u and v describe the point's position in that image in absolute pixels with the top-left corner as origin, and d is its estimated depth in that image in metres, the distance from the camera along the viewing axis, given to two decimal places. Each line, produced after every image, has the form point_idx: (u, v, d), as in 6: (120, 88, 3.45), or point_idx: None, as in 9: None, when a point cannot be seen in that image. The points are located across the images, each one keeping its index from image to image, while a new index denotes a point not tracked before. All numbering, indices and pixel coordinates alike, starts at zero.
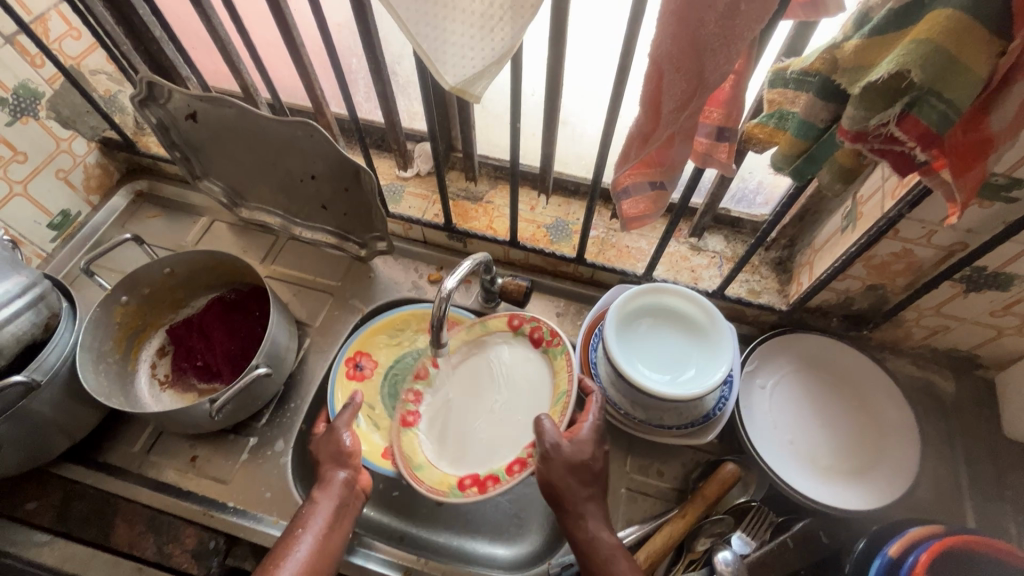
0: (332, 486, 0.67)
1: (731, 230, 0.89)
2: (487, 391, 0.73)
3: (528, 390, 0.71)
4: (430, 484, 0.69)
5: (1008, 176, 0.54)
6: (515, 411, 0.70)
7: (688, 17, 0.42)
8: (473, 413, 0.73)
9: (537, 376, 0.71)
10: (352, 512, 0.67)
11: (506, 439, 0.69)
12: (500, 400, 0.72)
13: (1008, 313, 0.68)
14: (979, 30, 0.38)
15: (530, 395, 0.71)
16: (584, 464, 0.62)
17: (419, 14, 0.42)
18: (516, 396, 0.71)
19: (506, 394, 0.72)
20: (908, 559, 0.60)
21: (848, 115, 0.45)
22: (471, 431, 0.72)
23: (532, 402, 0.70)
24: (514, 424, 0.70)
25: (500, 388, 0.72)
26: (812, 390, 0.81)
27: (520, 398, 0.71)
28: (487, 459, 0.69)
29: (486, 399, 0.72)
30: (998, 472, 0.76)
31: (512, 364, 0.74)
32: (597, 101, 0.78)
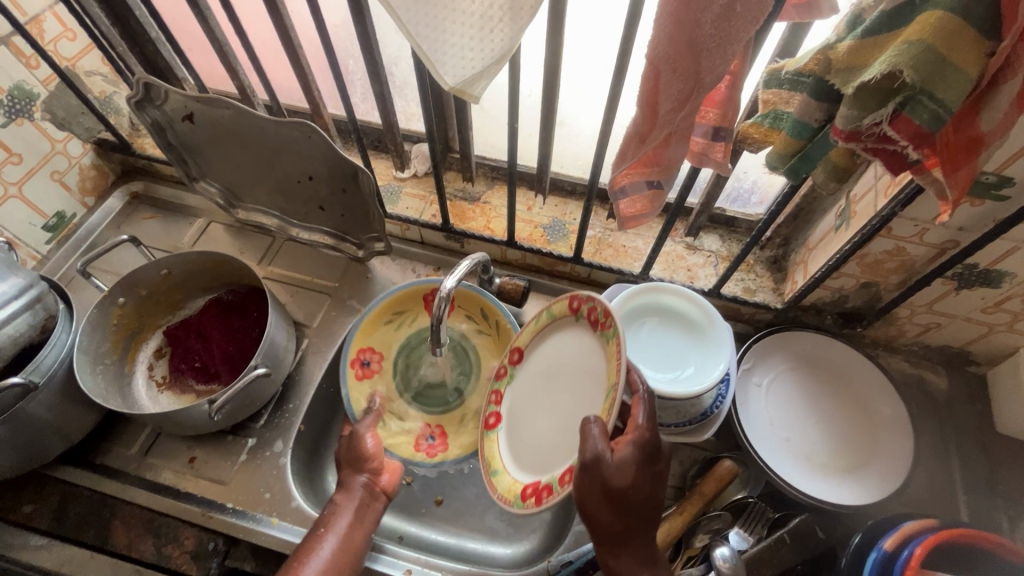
0: (354, 490, 0.69)
1: (727, 229, 0.90)
2: (550, 388, 0.68)
3: (585, 382, 0.63)
4: (502, 491, 0.66)
5: (998, 174, 0.55)
6: (575, 406, 0.63)
7: (684, 19, 0.43)
8: (539, 411, 0.68)
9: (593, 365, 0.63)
10: (374, 513, 0.69)
11: (568, 442, 0.62)
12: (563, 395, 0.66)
13: (999, 310, 0.69)
14: (968, 32, 0.39)
15: (588, 387, 0.62)
16: (626, 487, 0.54)
17: (418, 16, 0.43)
18: (575, 390, 0.64)
19: (567, 388, 0.65)
20: (903, 552, 0.60)
21: (840, 115, 0.45)
22: (536, 432, 0.67)
23: (590, 396, 0.62)
24: (574, 423, 0.62)
25: (561, 382, 0.66)
26: (807, 387, 0.82)
27: (580, 391, 0.63)
28: (550, 463, 0.63)
29: (549, 396, 0.67)
30: (991, 467, 0.77)
31: (573, 356, 0.66)
32: (594, 101, 0.79)
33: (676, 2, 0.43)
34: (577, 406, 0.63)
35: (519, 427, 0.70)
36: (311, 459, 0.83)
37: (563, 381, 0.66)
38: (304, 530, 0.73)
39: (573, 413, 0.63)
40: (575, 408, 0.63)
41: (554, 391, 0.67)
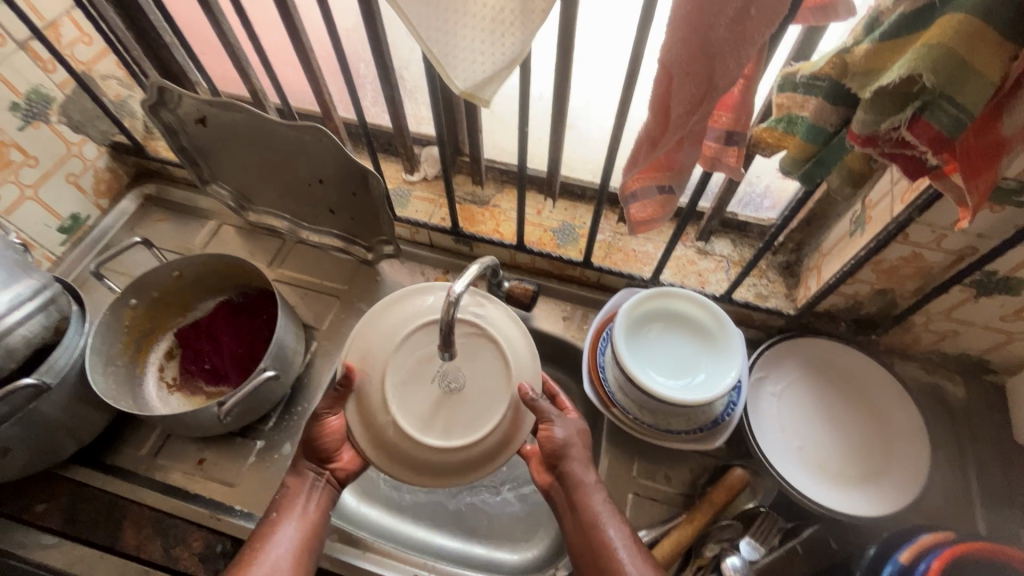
0: (304, 476, 0.67)
1: (738, 234, 0.89)
2: (414, 414, 0.58)
3: (479, 413, 0.59)
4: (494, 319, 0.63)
5: (1020, 180, 0.53)
6: (485, 373, 0.60)
7: (698, 22, 0.43)
8: (403, 370, 0.59)
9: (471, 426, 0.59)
10: (328, 497, 0.67)
11: (480, 392, 0.60)
12: (466, 365, 0.60)
13: (1019, 318, 0.67)
14: (990, 34, 0.38)
15: (485, 397, 0.60)
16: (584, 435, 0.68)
17: (430, 20, 0.42)
18: (463, 397, 0.59)
19: (443, 414, 0.59)
20: (920, 565, 0.59)
21: (858, 119, 0.44)
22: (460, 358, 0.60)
23: (472, 411, 0.59)
24: (481, 390, 0.60)
25: (430, 428, 0.58)
26: (820, 395, 0.81)
27: (465, 394, 0.60)
28: (489, 376, 0.60)
29: (412, 403, 0.59)
30: (1009, 477, 0.75)
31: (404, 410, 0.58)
32: (604, 105, 0.79)
33: (690, 6, 0.42)
34: (486, 373, 0.60)
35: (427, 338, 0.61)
36: None
37: (447, 411, 0.59)
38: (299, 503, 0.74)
39: (499, 377, 0.61)
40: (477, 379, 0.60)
41: (420, 406, 0.59)
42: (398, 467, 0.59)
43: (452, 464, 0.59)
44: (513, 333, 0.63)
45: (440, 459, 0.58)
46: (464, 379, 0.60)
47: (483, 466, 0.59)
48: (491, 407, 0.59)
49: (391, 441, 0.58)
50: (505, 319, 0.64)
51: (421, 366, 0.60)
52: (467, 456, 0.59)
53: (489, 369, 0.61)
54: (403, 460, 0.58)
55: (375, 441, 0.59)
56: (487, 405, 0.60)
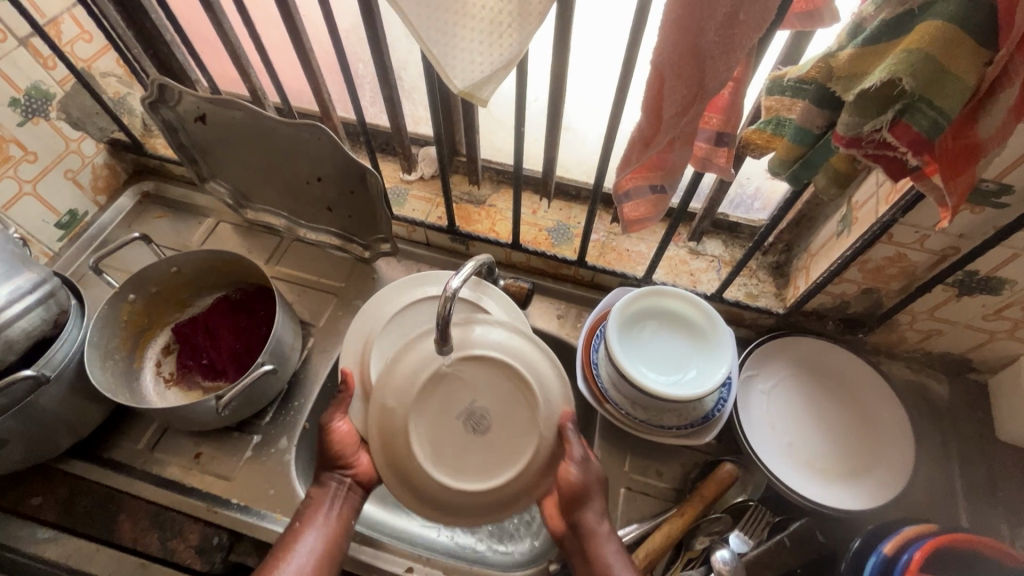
0: (327, 486, 0.68)
1: (729, 235, 0.91)
2: (437, 452, 0.61)
3: (501, 455, 0.62)
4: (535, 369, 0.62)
5: (998, 182, 0.56)
6: (510, 422, 0.62)
7: (689, 25, 0.44)
8: (431, 408, 0.61)
9: (493, 468, 0.62)
10: (351, 505, 0.69)
11: (503, 443, 0.62)
12: (494, 412, 0.62)
13: (1000, 317, 0.70)
14: (966, 40, 0.40)
15: (510, 441, 0.62)
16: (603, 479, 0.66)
17: (429, 21, 0.44)
18: (487, 440, 0.62)
19: (466, 454, 0.62)
20: (902, 557, 0.61)
21: (842, 122, 0.46)
22: (490, 405, 0.62)
23: (492, 458, 0.62)
24: (504, 440, 0.62)
25: (452, 468, 0.61)
26: (808, 393, 0.83)
27: (489, 441, 0.62)
28: (517, 427, 0.62)
29: (438, 440, 0.61)
30: (991, 473, 0.77)
31: (431, 446, 0.61)
32: (598, 107, 0.80)
33: (681, 10, 0.44)
34: (513, 417, 0.62)
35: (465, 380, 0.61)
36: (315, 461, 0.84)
37: (470, 451, 0.62)
38: None
39: (524, 430, 0.62)
40: (503, 422, 0.62)
41: (444, 444, 0.61)
42: (415, 496, 0.62)
43: (465, 505, 0.61)
44: (547, 376, 0.62)
45: (461, 498, 0.61)
46: (491, 425, 0.62)
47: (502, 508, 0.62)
48: (511, 460, 0.62)
49: (416, 479, 0.61)
50: (545, 371, 0.62)
51: (448, 408, 0.61)
52: (485, 499, 0.61)
53: (516, 413, 0.62)
54: (421, 493, 0.61)
55: (397, 475, 0.61)
56: (507, 456, 0.62)
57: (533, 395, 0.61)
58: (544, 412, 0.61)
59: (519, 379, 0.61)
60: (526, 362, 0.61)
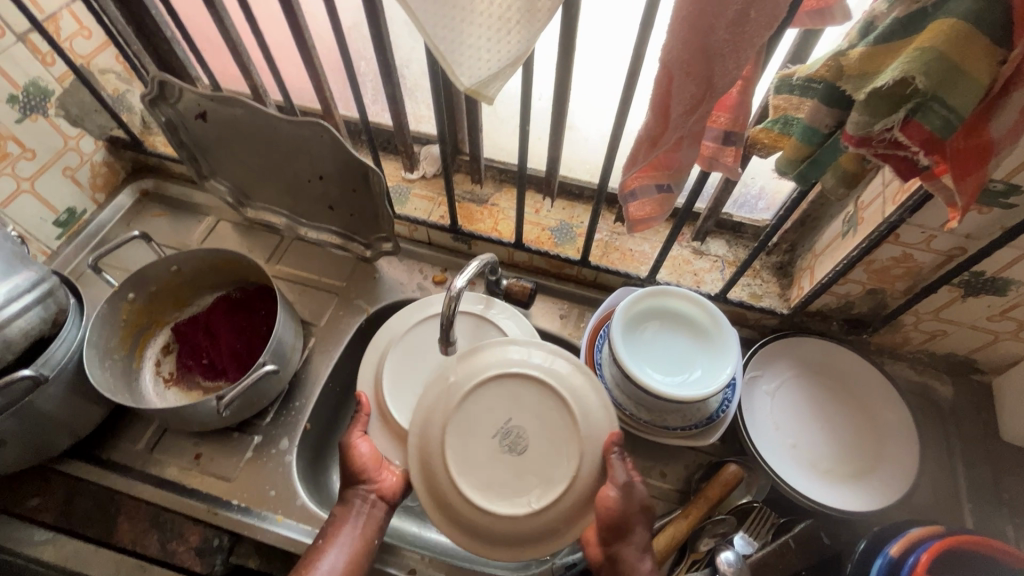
0: (351, 504, 0.68)
1: (733, 235, 0.90)
2: (478, 480, 0.59)
3: (545, 479, 0.59)
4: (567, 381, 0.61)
5: (1006, 183, 0.55)
6: (551, 441, 0.60)
7: (699, 23, 0.44)
8: (467, 431, 0.60)
9: (537, 491, 0.59)
10: (377, 522, 0.68)
11: (545, 463, 0.60)
12: (532, 432, 0.60)
13: (1005, 318, 0.69)
14: (979, 39, 0.39)
15: (553, 462, 0.59)
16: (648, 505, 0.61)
17: (436, 17, 0.43)
18: (528, 461, 0.60)
19: (508, 480, 0.59)
20: (908, 559, 0.61)
21: (852, 121, 0.46)
22: (527, 424, 0.60)
23: (536, 480, 0.59)
24: (547, 460, 0.60)
25: (494, 495, 0.59)
26: (813, 394, 0.82)
27: (531, 462, 0.60)
28: (557, 444, 0.60)
29: (477, 468, 0.59)
30: (995, 474, 0.77)
31: (471, 471, 0.59)
32: (602, 106, 0.80)
33: (692, 7, 0.43)
34: (552, 436, 0.60)
35: (498, 398, 0.61)
36: (315, 461, 0.83)
37: (512, 476, 0.59)
38: (313, 528, 0.73)
39: (565, 447, 0.60)
40: (542, 442, 0.60)
41: (483, 470, 0.59)
42: (458, 529, 0.59)
43: (510, 534, 0.58)
44: (582, 388, 0.61)
45: (508, 527, 0.58)
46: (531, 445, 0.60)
47: (555, 536, 0.59)
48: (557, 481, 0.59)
49: (459, 509, 0.59)
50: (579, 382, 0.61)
51: (485, 431, 0.60)
52: (531, 526, 0.58)
53: (556, 431, 0.60)
54: (463, 523, 0.59)
55: (439, 506, 0.60)
56: (552, 477, 0.59)
57: (569, 408, 0.60)
58: (584, 425, 0.59)
59: (553, 393, 0.60)
60: (557, 375, 0.61)
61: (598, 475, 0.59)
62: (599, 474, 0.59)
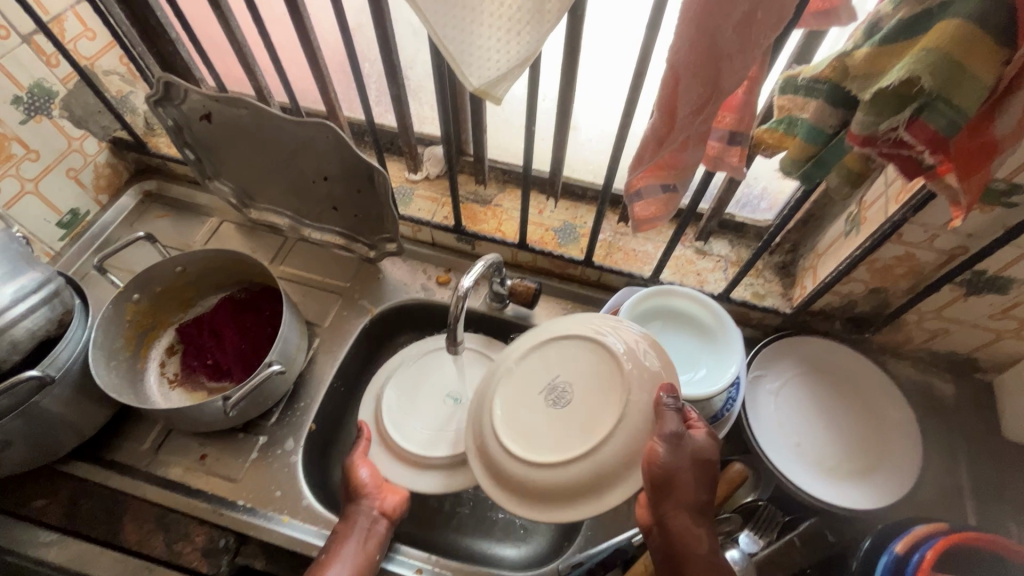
0: (355, 521, 0.68)
1: (736, 235, 0.91)
2: (524, 433, 0.61)
3: (590, 428, 0.58)
4: (613, 336, 0.62)
5: (1008, 182, 0.56)
6: (593, 395, 0.60)
7: (707, 24, 0.44)
8: (515, 396, 0.64)
9: (584, 442, 0.58)
10: (378, 538, 0.68)
11: (590, 416, 0.59)
12: (576, 388, 0.61)
13: (1006, 316, 0.70)
14: (984, 39, 0.40)
15: (597, 412, 0.59)
16: (703, 461, 0.58)
17: (446, 18, 0.43)
18: (572, 414, 0.60)
19: (554, 433, 0.60)
20: (913, 557, 0.60)
21: (857, 121, 0.46)
22: (570, 381, 0.62)
23: (581, 433, 0.58)
24: (592, 413, 0.59)
25: (537, 452, 0.60)
26: (816, 392, 0.83)
27: (576, 417, 0.60)
28: (601, 398, 0.59)
29: (524, 421, 0.62)
30: (997, 471, 0.78)
31: (519, 432, 0.61)
32: (606, 107, 0.80)
33: (699, 7, 0.44)
34: (596, 390, 0.60)
35: (544, 361, 0.64)
36: (320, 462, 0.83)
37: (556, 432, 0.60)
38: (320, 529, 0.73)
39: (609, 398, 0.59)
40: (587, 393, 0.60)
41: (529, 423, 0.61)
42: (506, 491, 0.61)
43: (555, 490, 0.58)
44: (629, 341, 0.61)
45: (556, 480, 0.58)
46: (573, 400, 0.61)
47: (603, 489, 0.57)
48: (600, 432, 0.57)
49: (505, 469, 0.61)
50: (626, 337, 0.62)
51: (533, 392, 0.63)
52: (576, 481, 0.57)
53: (602, 381, 0.60)
54: (509, 484, 0.61)
55: (489, 473, 0.62)
56: (595, 429, 0.58)
57: (612, 355, 0.60)
58: (627, 370, 0.59)
59: (597, 345, 0.62)
60: (601, 329, 0.63)
61: (648, 424, 0.57)
62: (650, 422, 0.57)
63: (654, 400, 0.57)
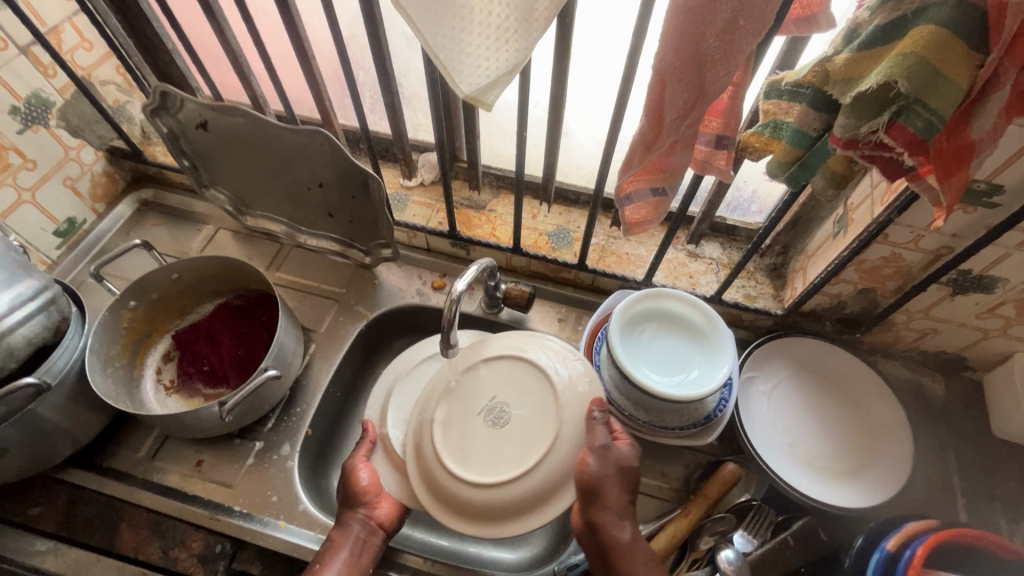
0: (349, 528, 0.68)
1: (727, 237, 0.92)
2: (461, 454, 0.61)
3: (528, 447, 0.60)
4: (544, 355, 0.64)
5: (988, 182, 0.57)
6: (530, 413, 0.61)
7: (691, 31, 0.45)
8: (450, 415, 0.63)
9: (522, 461, 0.59)
10: (371, 548, 0.69)
11: (528, 435, 0.60)
12: (513, 406, 0.62)
13: (993, 315, 0.71)
14: (957, 45, 0.41)
15: (533, 431, 0.60)
16: (626, 467, 0.63)
17: (437, 27, 0.44)
18: (510, 432, 0.61)
19: (493, 452, 0.60)
20: (905, 553, 0.62)
21: (839, 124, 0.47)
22: (507, 399, 0.62)
23: (521, 453, 0.60)
24: (529, 433, 0.60)
25: (477, 472, 0.60)
26: (808, 393, 0.84)
27: (515, 436, 0.60)
28: (537, 416, 0.61)
29: (460, 441, 0.61)
30: (987, 469, 0.79)
31: (458, 452, 0.61)
32: (596, 113, 0.81)
33: (684, 15, 0.45)
34: (532, 409, 0.61)
35: (478, 378, 0.64)
36: (316, 466, 0.83)
37: (495, 452, 0.60)
38: (316, 534, 0.73)
39: (545, 417, 0.60)
40: (523, 411, 0.61)
41: (466, 444, 0.61)
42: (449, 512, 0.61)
43: (497, 508, 0.59)
44: (562, 360, 0.64)
45: (498, 499, 0.59)
46: (511, 419, 0.61)
47: (541, 506, 0.59)
48: (539, 450, 0.59)
49: (447, 491, 0.60)
50: (557, 355, 0.64)
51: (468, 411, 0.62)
52: (517, 499, 0.59)
53: (536, 400, 0.62)
54: (451, 505, 0.60)
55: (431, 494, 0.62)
56: (534, 448, 0.59)
57: (546, 373, 0.62)
58: (560, 388, 0.61)
59: (532, 363, 0.63)
60: (529, 347, 0.65)
61: (579, 440, 0.60)
62: (581, 439, 0.60)
63: (585, 416, 0.61)
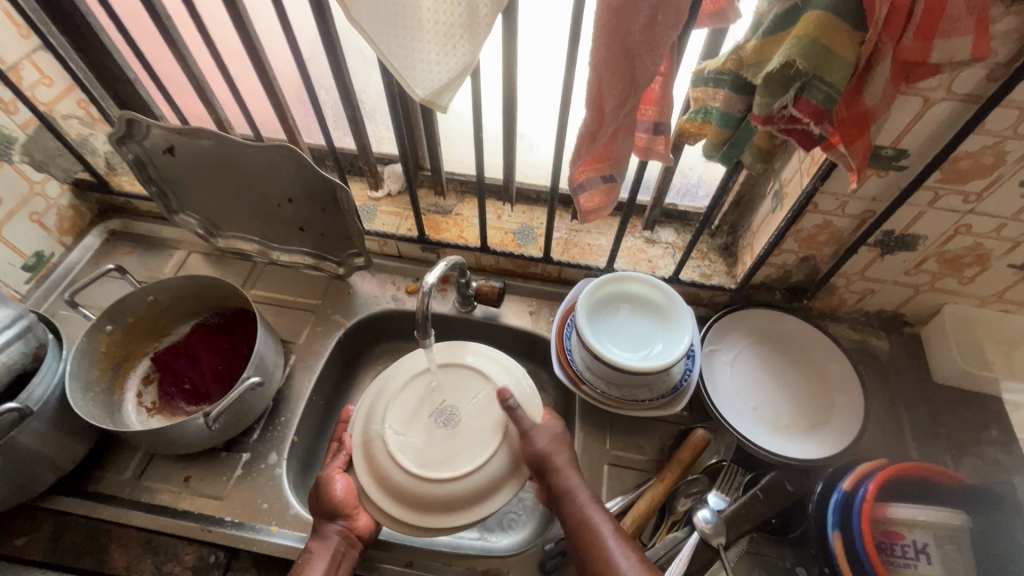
0: (327, 540, 0.71)
1: (681, 222, 0.99)
2: (421, 456, 0.72)
3: (478, 439, 0.74)
4: (474, 363, 0.80)
5: (895, 148, 0.65)
6: (475, 410, 0.76)
7: (618, 29, 0.51)
8: (404, 427, 0.75)
9: (478, 450, 0.73)
10: (350, 559, 0.71)
11: (478, 428, 0.74)
12: (458, 410, 0.77)
13: (920, 271, 0.79)
14: (840, 26, 0.48)
15: (481, 425, 0.75)
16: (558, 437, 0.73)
17: (389, 38, 0.49)
18: (461, 429, 0.75)
19: (450, 449, 0.73)
20: (858, 492, 0.68)
21: (757, 103, 0.53)
22: (452, 406, 0.77)
23: (475, 444, 0.73)
24: (478, 427, 0.75)
25: (440, 470, 0.71)
26: (767, 359, 0.89)
27: (466, 432, 0.74)
28: (480, 412, 0.76)
29: (418, 447, 0.73)
30: (932, 411, 0.86)
31: (420, 459, 0.72)
32: (547, 116, 0.87)
33: (610, 16, 0.50)
34: (473, 406, 0.76)
35: (424, 393, 0.78)
36: (304, 474, 0.85)
37: (452, 449, 0.73)
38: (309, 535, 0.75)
39: (489, 411, 0.76)
40: (468, 411, 0.76)
41: (425, 447, 0.73)
42: (424, 511, 0.70)
43: (465, 494, 0.71)
44: (491, 367, 0.80)
45: (464, 485, 0.71)
46: (460, 419, 0.76)
47: (500, 485, 0.72)
48: (490, 438, 0.73)
49: (416, 495, 0.70)
50: (486, 360, 0.81)
51: (419, 422, 0.75)
52: (480, 482, 0.71)
53: (476, 397, 0.77)
54: (425, 505, 0.70)
55: (401, 501, 0.71)
56: (485, 438, 0.74)
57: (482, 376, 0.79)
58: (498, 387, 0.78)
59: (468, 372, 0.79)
60: (462, 359, 0.81)
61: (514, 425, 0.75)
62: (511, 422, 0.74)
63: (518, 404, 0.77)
